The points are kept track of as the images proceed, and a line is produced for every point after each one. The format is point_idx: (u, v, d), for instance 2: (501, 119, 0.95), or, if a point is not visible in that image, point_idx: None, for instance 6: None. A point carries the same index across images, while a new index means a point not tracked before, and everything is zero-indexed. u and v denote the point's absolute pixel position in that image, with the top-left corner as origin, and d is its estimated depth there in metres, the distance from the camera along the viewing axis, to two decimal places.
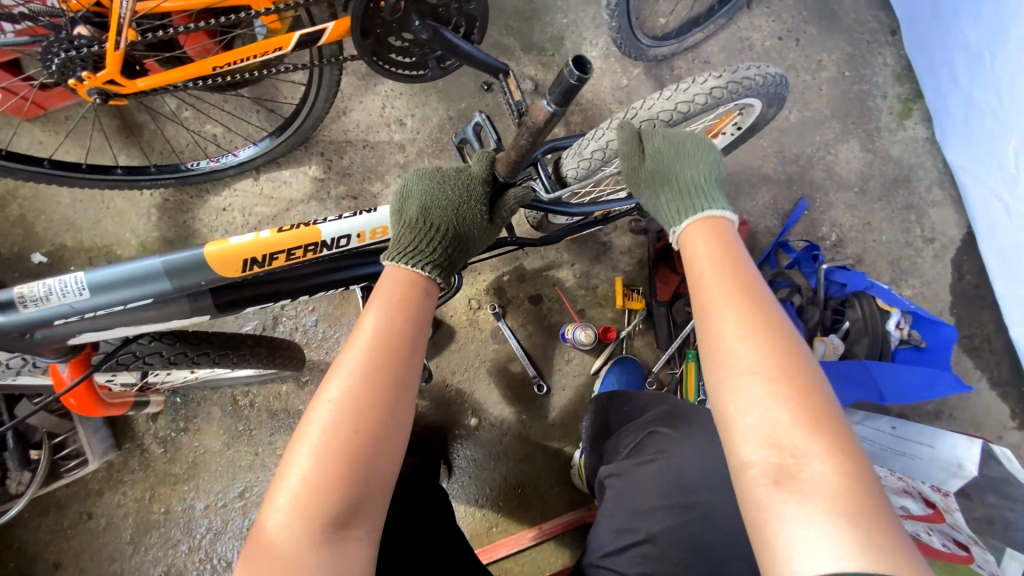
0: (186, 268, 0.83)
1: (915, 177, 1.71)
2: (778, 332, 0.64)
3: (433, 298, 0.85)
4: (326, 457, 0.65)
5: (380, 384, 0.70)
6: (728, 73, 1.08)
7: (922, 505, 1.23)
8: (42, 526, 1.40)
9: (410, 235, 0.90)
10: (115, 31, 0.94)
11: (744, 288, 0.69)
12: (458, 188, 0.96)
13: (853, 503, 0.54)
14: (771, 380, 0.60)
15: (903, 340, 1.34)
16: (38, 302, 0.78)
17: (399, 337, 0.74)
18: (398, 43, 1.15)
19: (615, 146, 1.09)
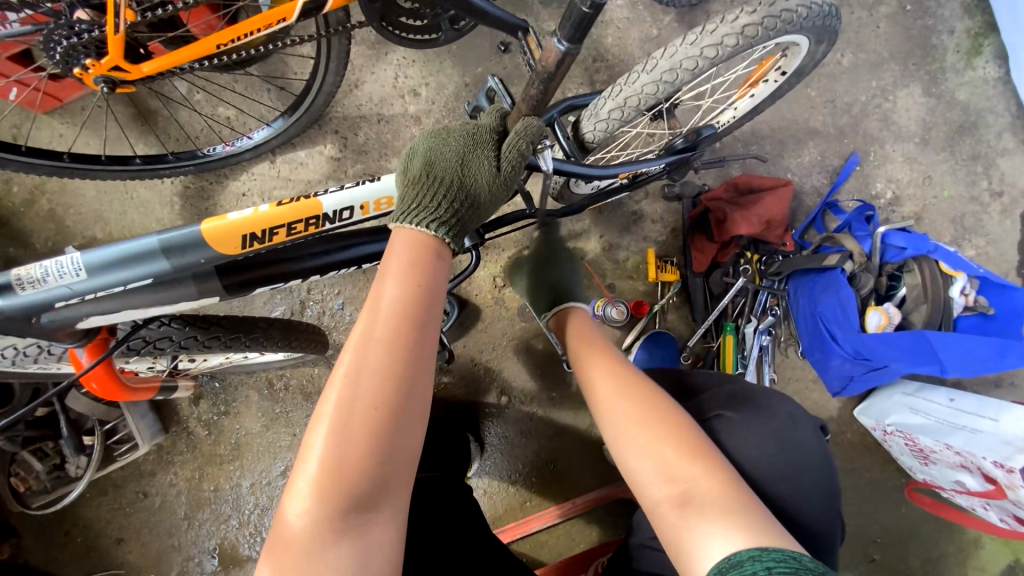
0: (184, 245, 0.80)
1: (984, 123, 1.53)
2: (650, 395, 0.85)
3: (437, 254, 0.79)
4: (342, 434, 0.64)
5: (397, 355, 0.68)
6: (764, 6, 0.94)
7: (983, 480, 1.19)
8: (104, 504, 1.49)
9: (414, 189, 0.84)
10: (111, 13, 0.89)
11: (622, 373, 0.92)
12: (463, 140, 0.89)
13: (733, 501, 0.67)
14: (648, 429, 0.78)
15: (967, 307, 1.21)
16: (36, 284, 0.75)
17: (415, 305, 0.72)
18: (408, 5, 1.06)
19: (635, 104, 1.01)
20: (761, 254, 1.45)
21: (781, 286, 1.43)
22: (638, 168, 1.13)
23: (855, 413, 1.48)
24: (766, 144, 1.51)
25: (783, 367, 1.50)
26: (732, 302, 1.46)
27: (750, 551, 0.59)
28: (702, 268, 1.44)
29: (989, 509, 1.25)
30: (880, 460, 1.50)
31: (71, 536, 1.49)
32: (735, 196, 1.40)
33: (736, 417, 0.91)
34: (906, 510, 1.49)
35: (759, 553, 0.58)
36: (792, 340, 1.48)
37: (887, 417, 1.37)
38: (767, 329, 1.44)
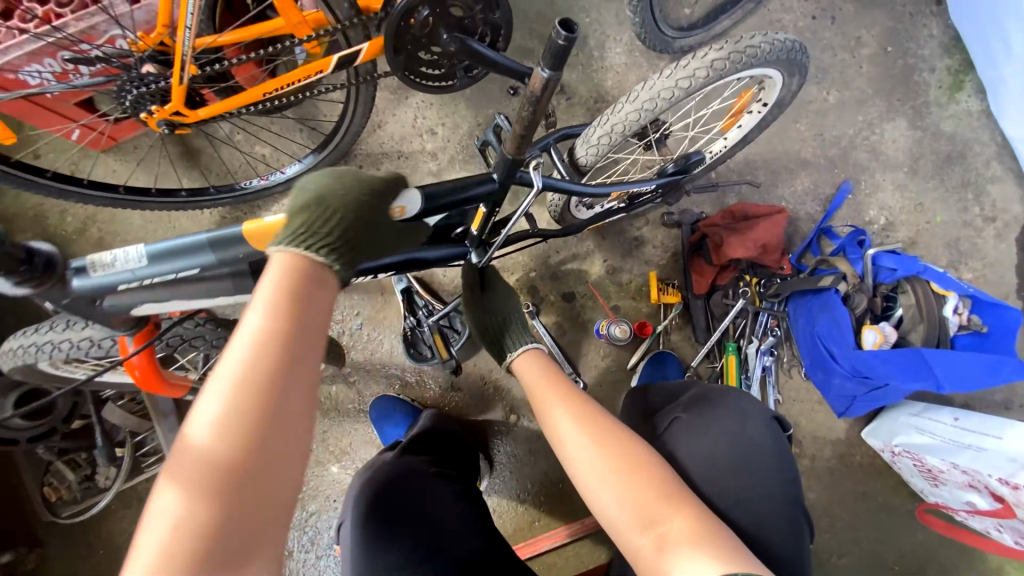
0: (228, 242, 0.83)
1: (971, 153, 1.61)
2: (615, 435, 0.88)
3: (321, 279, 0.70)
4: (198, 495, 0.54)
5: (257, 393, 0.58)
6: (731, 43, 1.05)
7: (991, 499, 1.20)
8: (127, 517, 1.55)
9: (299, 217, 0.74)
10: (178, 67, 1.05)
11: (584, 413, 0.93)
12: (355, 181, 0.80)
13: (705, 533, 0.73)
14: (615, 476, 0.82)
15: (962, 325, 1.26)
16: (106, 268, 0.81)
17: (290, 333, 0.63)
18: (427, 56, 1.20)
19: (621, 129, 1.12)
20: (760, 277, 1.50)
21: (780, 307, 1.49)
22: (630, 189, 1.22)
23: (863, 435, 1.48)
24: (760, 174, 1.60)
25: (788, 388, 1.52)
26: (733, 323, 1.52)
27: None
28: (703, 290, 1.51)
29: (1001, 530, 1.25)
30: (892, 484, 1.49)
31: (94, 548, 1.54)
32: (731, 223, 1.48)
33: (692, 418, 1.00)
34: (923, 537, 1.47)
35: None
36: (795, 361, 1.51)
37: (894, 438, 1.37)
38: (769, 350, 1.48)
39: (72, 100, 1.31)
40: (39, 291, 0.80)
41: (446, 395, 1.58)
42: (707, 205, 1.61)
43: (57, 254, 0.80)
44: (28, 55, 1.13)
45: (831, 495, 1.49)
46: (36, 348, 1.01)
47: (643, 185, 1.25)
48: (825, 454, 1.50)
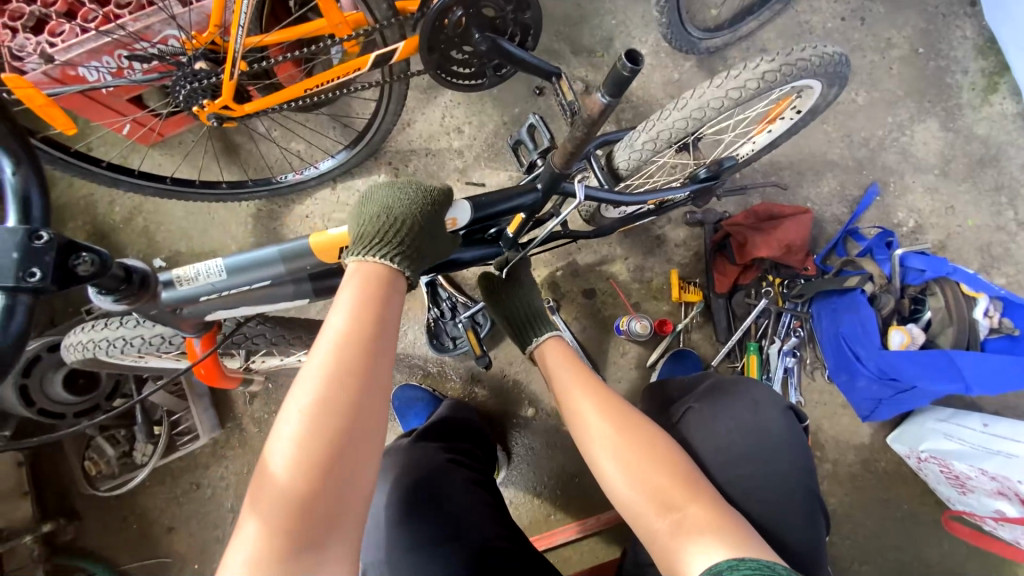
0: (298, 254, 0.90)
1: (1006, 156, 1.57)
2: (638, 423, 0.90)
3: (398, 290, 0.84)
4: (295, 468, 0.66)
5: (344, 389, 0.70)
6: (782, 56, 1.08)
7: (1020, 507, 1.16)
8: (160, 493, 1.62)
9: (371, 228, 0.87)
10: (230, 64, 1.11)
11: (608, 402, 0.95)
12: (418, 193, 0.91)
13: (718, 521, 0.72)
14: (636, 460, 0.83)
15: (993, 329, 1.24)
16: (189, 281, 0.87)
17: (367, 340, 0.75)
18: (459, 56, 1.25)
19: (666, 136, 1.14)
20: (783, 278, 1.48)
21: (804, 308, 1.46)
22: (665, 196, 1.25)
23: (888, 440, 1.46)
24: (785, 174, 1.60)
25: (810, 390, 1.50)
26: (755, 323, 1.51)
27: (730, 561, 0.64)
28: (725, 289, 1.51)
29: None
30: (918, 491, 1.46)
31: (128, 522, 1.61)
32: (755, 222, 1.47)
33: (704, 407, 1.01)
34: (949, 547, 1.44)
35: (737, 564, 0.63)
36: (819, 363, 1.50)
37: (921, 443, 1.35)
38: (791, 351, 1.47)
39: (124, 96, 1.40)
40: (131, 307, 0.82)
41: (467, 387, 1.61)
42: (731, 206, 1.61)
43: (147, 271, 0.82)
44: (87, 53, 1.20)
45: (854, 502, 1.46)
46: (109, 342, 1.06)
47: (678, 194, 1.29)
48: (848, 459, 1.48)
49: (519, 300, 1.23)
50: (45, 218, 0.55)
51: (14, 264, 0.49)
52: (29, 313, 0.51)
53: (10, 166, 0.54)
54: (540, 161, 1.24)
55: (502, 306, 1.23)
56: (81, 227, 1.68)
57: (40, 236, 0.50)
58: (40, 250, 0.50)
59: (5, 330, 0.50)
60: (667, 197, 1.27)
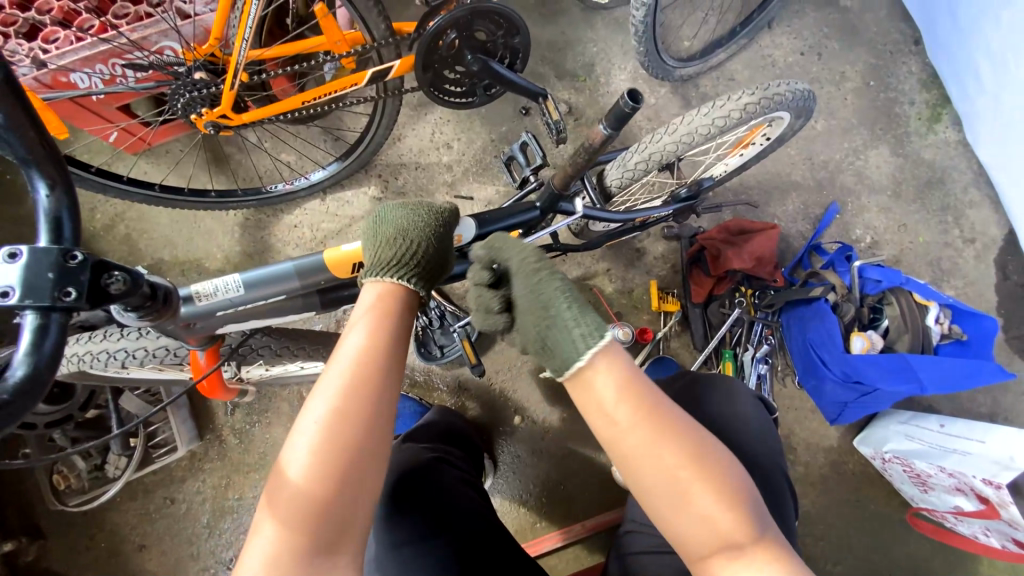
0: (313, 269, 0.96)
1: (950, 179, 1.73)
2: (695, 441, 0.67)
3: (414, 308, 0.88)
4: (312, 476, 0.66)
5: (360, 400, 0.70)
6: (761, 90, 1.20)
7: (976, 500, 1.26)
8: (131, 509, 1.56)
9: (388, 249, 0.91)
10: (232, 75, 1.15)
11: (654, 413, 0.67)
12: (429, 214, 0.97)
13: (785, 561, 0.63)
14: (691, 489, 0.64)
15: (944, 335, 1.34)
16: (208, 297, 0.90)
17: (382, 351, 0.76)
18: (452, 75, 1.32)
19: (657, 158, 1.23)
20: (755, 288, 1.58)
21: (774, 318, 1.56)
22: (650, 214, 1.36)
23: (855, 442, 1.54)
24: (754, 193, 1.71)
25: (782, 396, 1.58)
26: (730, 331, 1.59)
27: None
28: (701, 298, 1.59)
29: (989, 534, 1.30)
30: (884, 492, 1.54)
31: (95, 541, 1.54)
32: (728, 237, 1.55)
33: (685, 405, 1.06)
34: (916, 546, 1.51)
35: None
36: (789, 370, 1.58)
37: (885, 445, 1.43)
38: (764, 358, 1.55)
39: (114, 105, 1.40)
40: (152, 322, 0.82)
41: (453, 395, 1.63)
42: (706, 221, 1.70)
43: (170, 287, 0.83)
44: (81, 61, 1.22)
45: (826, 503, 1.53)
46: (107, 355, 1.05)
47: (664, 211, 1.40)
48: (819, 462, 1.55)
49: (541, 281, 0.84)
50: (75, 239, 0.56)
51: (51, 283, 0.51)
52: (61, 330, 0.53)
53: (44, 189, 0.55)
54: (532, 178, 1.31)
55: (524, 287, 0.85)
56: None
57: (74, 256, 0.53)
58: (75, 270, 0.53)
59: (40, 348, 0.51)
60: (651, 215, 1.37)
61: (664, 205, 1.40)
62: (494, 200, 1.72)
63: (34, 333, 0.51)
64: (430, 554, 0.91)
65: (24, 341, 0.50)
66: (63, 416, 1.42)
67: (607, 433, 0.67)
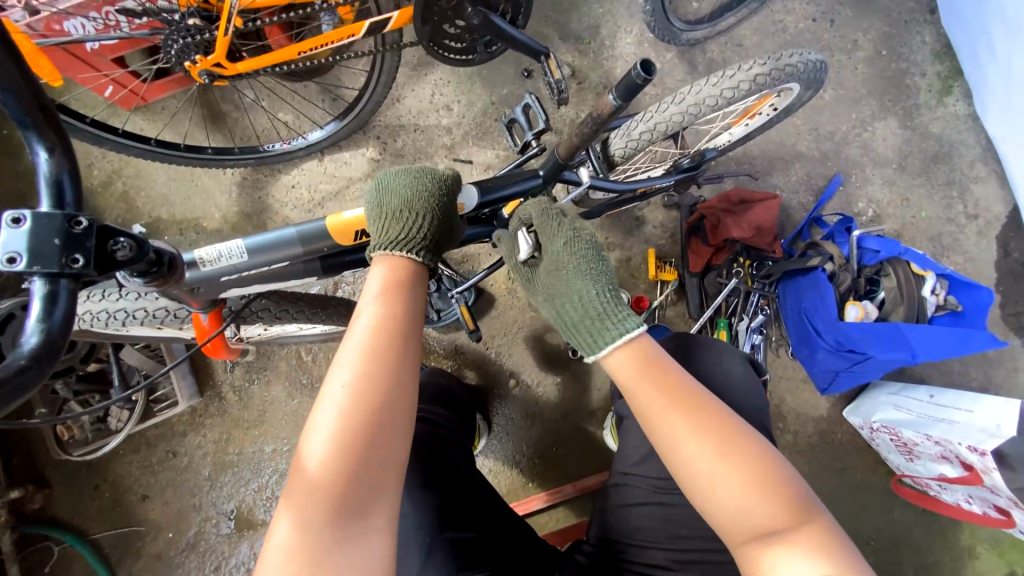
0: (317, 236, 0.93)
1: (957, 154, 1.70)
2: (728, 423, 0.72)
3: (423, 281, 0.86)
4: (337, 451, 0.64)
5: (380, 371, 0.69)
6: (772, 61, 1.17)
7: (960, 467, 1.27)
8: (133, 461, 1.60)
9: (396, 225, 0.87)
10: (225, 19, 1.12)
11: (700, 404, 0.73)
12: (432, 182, 0.93)
13: (815, 533, 0.67)
14: (736, 470, 0.68)
15: (939, 306, 1.35)
16: (212, 264, 0.88)
17: (400, 323, 0.74)
18: (452, 30, 1.29)
19: (662, 127, 1.21)
20: (753, 259, 1.58)
21: (771, 288, 1.56)
22: (653, 184, 1.35)
23: (844, 413, 1.56)
24: (757, 163, 1.69)
25: (775, 366, 1.60)
26: (726, 301, 1.59)
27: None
28: (698, 268, 1.59)
29: (972, 501, 1.33)
30: (871, 462, 1.56)
31: (100, 491, 1.59)
32: (729, 206, 1.53)
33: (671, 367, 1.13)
34: (899, 514, 1.54)
35: None
36: (783, 341, 1.59)
37: (873, 415, 1.45)
38: (758, 328, 1.56)
39: (109, 57, 1.38)
40: (157, 287, 0.82)
41: (449, 359, 1.65)
42: (708, 192, 1.68)
43: (175, 252, 0.82)
44: (74, 9, 1.17)
45: (812, 471, 1.56)
46: (107, 314, 1.05)
47: (665, 183, 1.39)
48: (807, 431, 1.58)
49: (564, 276, 0.94)
50: (77, 203, 0.55)
51: (58, 249, 0.51)
52: (71, 297, 0.53)
53: (42, 152, 0.54)
54: (534, 142, 1.28)
55: (542, 271, 0.98)
56: None
57: (79, 222, 0.53)
58: (81, 236, 0.53)
59: (50, 316, 0.51)
60: (652, 185, 1.35)
61: (665, 176, 1.39)
62: (493, 164, 1.71)
63: (44, 301, 0.51)
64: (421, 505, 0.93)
65: (34, 308, 0.50)
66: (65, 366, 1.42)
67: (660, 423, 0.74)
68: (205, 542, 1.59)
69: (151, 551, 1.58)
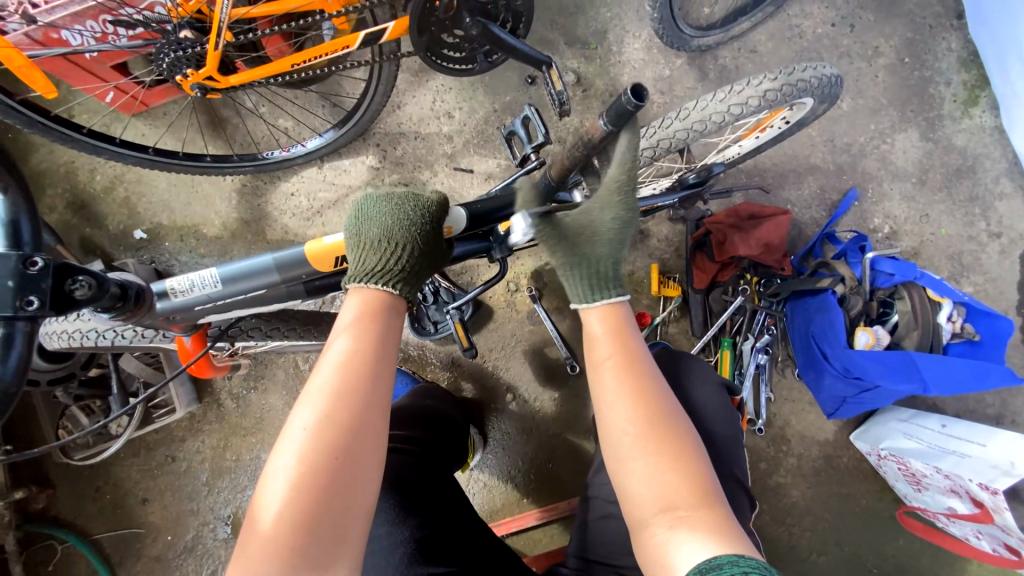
0: (292, 263, 0.91)
1: (981, 168, 1.61)
2: (666, 409, 0.77)
3: (400, 314, 0.86)
4: (293, 480, 0.66)
5: (342, 402, 0.71)
6: (783, 75, 1.12)
7: (970, 504, 1.22)
8: (134, 465, 1.62)
9: (374, 255, 0.88)
10: (215, 33, 1.11)
11: (642, 393, 0.78)
12: (415, 210, 0.92)
13: (722, 524, 0.66)
14: (659, 446, 0.73)
15: (955, 334, 1.29)
16: (184, 293, 0.89)
17: (368, 357, 0.77)
18: (450, 39, 1.26)
19: (667, 145, 1.16)
20: (760, 277, 1.51)
21: (778, 307, 1.50)
22: (655, 202, 1.29)
23: (851, 436, 1.51)
24: (768, 176, 1.62)
25: (780, 387, 1.55)
26: (731, 319, 1.54)
27: (729, 557, 0.60)
28: (703, 285, 1.54)
29: (981, 537, 1.27)
30: (876, 488, 1.51)
31: (101, 493, 1.61)
32: (736, 221, 1.49)
33: None
34: (904, 542, 1.50)
35: (736, 559, 0.59)
36: (790, 361, 1.54)
37: (881, 442, 1.40)
38: (764, 348, 1.50)
39: (108, 63, 1.35)
40: (128, 320, 0.86)
41: (446, 371, 1.63)
42: (715, 205, 1.63)
43: (143, 284, 0.86)
44: (71, 17, 1.14)
45: (815, 495, 1.52)
46: (96, 333, 1.06)
47: (668, 199, 1.32)
48: (812, 454, 1.53)
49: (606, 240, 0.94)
50: (34, 241, 0.60)
51: (13, 292, 0.55)
52: (26, 340, 0.56)
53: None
54: (533, 156, 1.21)
55: (599, 206, 0.95)
56: (60, 196, 1.66)
57: (34, 263, 0.56)
58: (36, 277, 0.56)
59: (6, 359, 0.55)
60: (655, 203, 1.30)
61: (669, 192, 1.33)
62: (494, 174, 1.67)
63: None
64: (402, 537, 0.91)
65: None
66: (66, 373, 1.46)
67: (604, 416, 0.79)
68: (202, 546, 1.60)
69: (149, 554, 1.60)
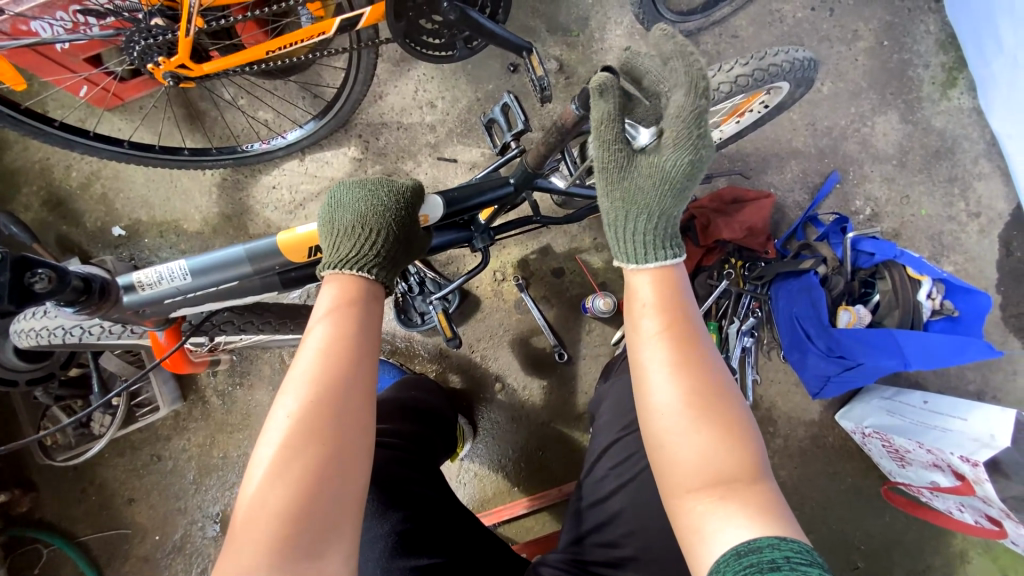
0: (263, 253, 0.90)
1: (960, 149, 1.63)
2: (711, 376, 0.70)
3: (378, 298, 0.85)
4: (286, 472, 0.65)
5: (328, 391, 0.70)
6: (755, 61, 1.12)
7: (952, 477, 1.24)
8: (119, 465, 1.60)
9: (348, 242, 0.86)
10: (185, 20, 1.09)
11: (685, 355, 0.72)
12: (389, 196, 0.91)
13: (759, 497, 0.64)
14: (696, 416, 0.68)
15: (935, 311, 1.31)
16: (152, 285, 0.87)
17: (350, 346, 0.75)
18: (428, 25, 1.24)
19: None
20: (745, 261, 1.51)
21: (763, 290, 1.49)
22: None
23: (836, 417, 1.53)
24: (750, 161, 1.63)
25: (766, 369, 1.56)
26: (716, 303, 1.53)
27: (769, 539, 0.59)
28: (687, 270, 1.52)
29: (963, 510, 1.30)
30: (862, 466, 1.53)
31: (86, 494, 1.59)
32: (720, 205, 1.50)
33: None
34: (890, 519, 1.52)
35: (777, 543, 0.58)
36: (775, 344, 1.55)
37: (866, 420, 1.42)
38: (750, 331, 1.49)
39: (81, 55, 1.33)
40: (95, 314, 0.87)
41: (435, 362, 1.62)
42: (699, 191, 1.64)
43: (109, 278, 0.87)
44: (40, 7, 1.13)
45: (803, 475, 1.54)
46: (63, 330, 1.04)
47: None
48: (799, 434, 1.55)
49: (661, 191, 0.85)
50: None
51: None
52: None
53: None
54: (513, 143, 1.20)
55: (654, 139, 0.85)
56: (35, 193, 1.63)
57: None
58: None
59: None
60: None
61: None
62: (478, 163, 1.66)
63: None
64: (387, 527, 0.90)
65: None
66: (44, 373, 1.41)
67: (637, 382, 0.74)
68: (191, 545, 1.59)
69: (138, 554, 1.58)
